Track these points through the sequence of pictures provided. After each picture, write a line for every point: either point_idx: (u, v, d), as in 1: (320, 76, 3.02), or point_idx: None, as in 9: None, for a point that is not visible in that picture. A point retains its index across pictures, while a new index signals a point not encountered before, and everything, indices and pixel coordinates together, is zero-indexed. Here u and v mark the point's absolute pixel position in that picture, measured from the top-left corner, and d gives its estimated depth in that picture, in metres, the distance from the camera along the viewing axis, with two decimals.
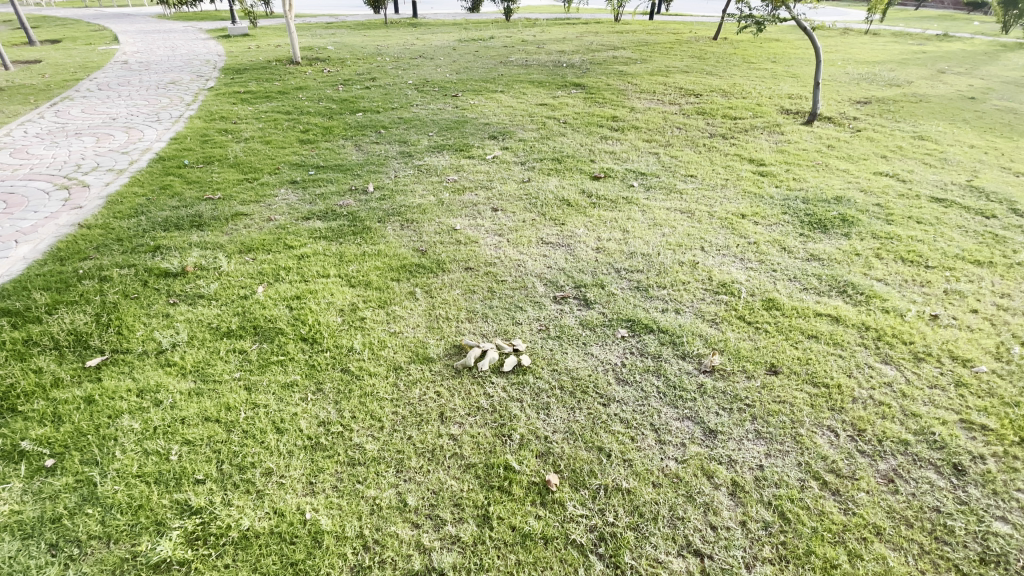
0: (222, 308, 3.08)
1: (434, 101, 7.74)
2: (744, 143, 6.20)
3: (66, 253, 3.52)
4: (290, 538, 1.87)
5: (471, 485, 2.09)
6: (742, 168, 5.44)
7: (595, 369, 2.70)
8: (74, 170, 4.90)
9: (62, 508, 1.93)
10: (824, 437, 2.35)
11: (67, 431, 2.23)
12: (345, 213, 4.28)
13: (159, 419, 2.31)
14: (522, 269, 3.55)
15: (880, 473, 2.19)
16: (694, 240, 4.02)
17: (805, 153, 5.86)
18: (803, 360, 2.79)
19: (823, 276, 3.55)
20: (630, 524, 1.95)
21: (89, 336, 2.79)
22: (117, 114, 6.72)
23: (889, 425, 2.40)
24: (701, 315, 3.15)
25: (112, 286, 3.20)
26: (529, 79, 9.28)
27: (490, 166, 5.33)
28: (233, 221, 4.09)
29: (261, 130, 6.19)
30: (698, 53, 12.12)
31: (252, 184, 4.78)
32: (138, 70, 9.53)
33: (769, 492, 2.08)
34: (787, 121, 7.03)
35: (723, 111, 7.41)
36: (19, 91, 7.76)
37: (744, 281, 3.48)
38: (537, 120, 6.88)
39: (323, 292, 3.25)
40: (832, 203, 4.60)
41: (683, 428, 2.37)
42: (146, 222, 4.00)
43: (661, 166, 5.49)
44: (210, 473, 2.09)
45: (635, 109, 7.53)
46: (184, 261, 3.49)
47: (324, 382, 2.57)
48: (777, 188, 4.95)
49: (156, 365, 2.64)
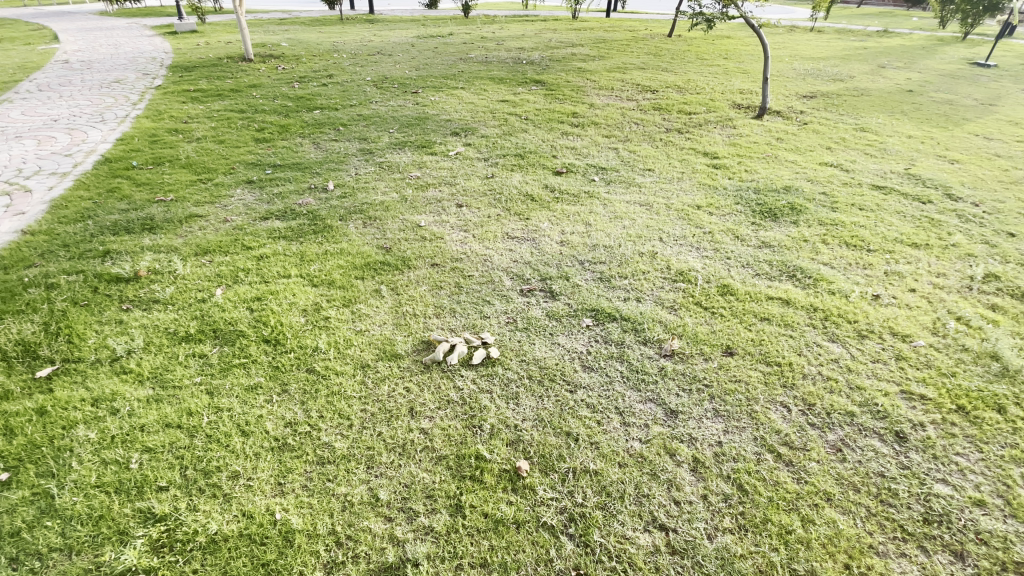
0: (179, 313, 2.98)
1: (393, 98, 7.65)
2: (699, 137, 6.42)
3: (8, 261, 3.33)
4: (260, 539, 1.85)
5: (443, 476, 2.11)
6: (697, 161, 5.63)
7: (561, 358, 2.76)
8: (13, 174, 4.63)
9: (19, 522, 1.84)
10: (777, 412, 2.49)
11: (19, 444, 2.13)
12: (306, 212, 4.21)
13: (117, 427, 2.23)
14: (488, 264, 3.58)
15: (830, 443, 2.33)
16: (653, 231, 4.15)
17: (756, 146, 6.12)
18: (756, 341, 2.93)
19: (773, 262, 3.73)
20: (599, 503, 2.03)
21: (37, 346, 2.65)
22: (57, 115, 6.37)
23: (836, 398, 2.56)
24: (661, 302, 3.27)
25: (60, 293, 3.05)
26: (489, 76, 9.28)
27: (453, 162, 5.33)
28: (187, 223, 3.96)
29: (214, 129, 5.98)
30: (654, 50, 12.41)
31: (206, 185, 4.63)
32: (79, 69, 9.03)
33: (728, 466, 2.20)
34: (738, 115, 7.32)
35: (678, 107, 7.63)
36: None
37: (700, 269, 3.63)
38: (498, 116, 6.91)
39: (284, 292, 3.20)
40: (782, 193, 4.83)
41: (646, 410, 2.46)
42: (94, 226, 3.83)
43: (620, 160, 5.63)
44: (173, 480, 2.03)
45: (595, 105, 7.68)
46: (136, 266, 3.36)
47: (289, 383, 2.54)
48: (730, 180, 5.15)
49: (111, 373, 2.54)
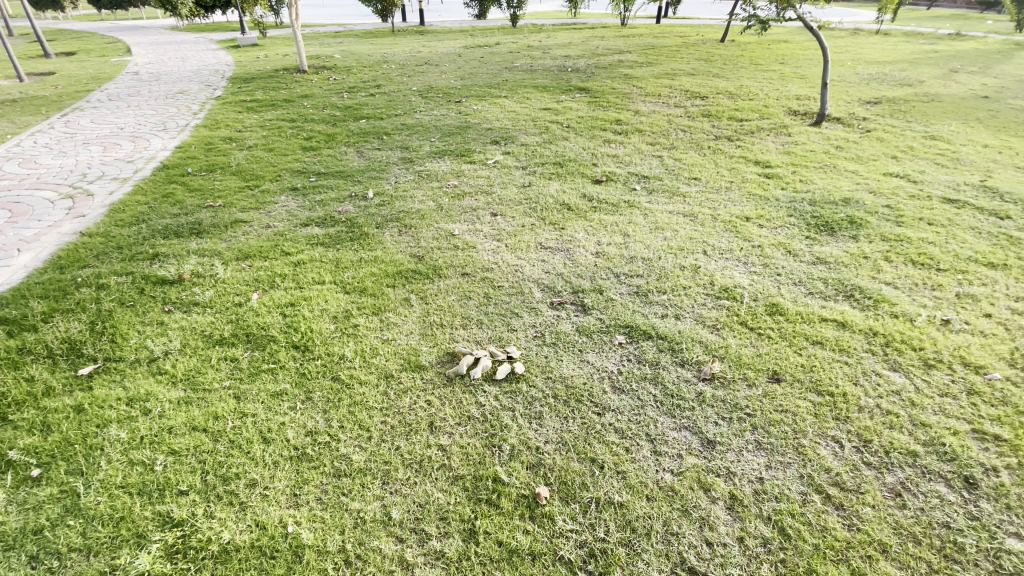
0: (216, 316, 3.06)
1: (437, 107, 7.75)
2: (750, 145, 6.11)
3: (67, 261, 3.54)
4: (270, 552, 1.83)
5: (458, 497, 2.03)
6: (747, 171, 5.34)
7: (590, 377, 2.62)
8: (80, 179, 4.97)
9: (45, 519, 1.90)
10: (828, 447, 2.25)
11: (55, 441, 2.21)
12: (344, 219, 4.27)
13: (147, 429, 2.29)
14: (520, 275, 3.49)
15: (887, 487, 2.08)
16: (696, 243, 3.94)
17: (813, 155, 5.74)
18: (806, 367, 2.69)
19: (828, 280, 3.45)
20: (622, 540, 1.88)
21: (82, 344, 2.78)
22: (125, 124, 6.82)
23: (897, 436, 2.29)
24: (701, 320, 3.07)
25: (109, 294, 3.20)
26: (532, 84, 9.25)
27: (491, 171, 5.30)
28: (232, 228, 4.10)
29: (265, 138, 6.23)
30: (706, 56, 12.03)
31: (253, 191, 4.80)
32: (150, 81, 9.69)
33: (769, 506, 2.00)
34: (794, 122, 6.92)
35: (729, 114, 7.30)
36: (32, 103, 7.91)
37: (747, 285, 3.39)
38: (540, 124, 6.85)
39: (317, 298, 3.22)
40: (840, 205, 4.49)
41: (680, 439, 2.29)
42: (146, 230, 4.02)
43: (664, 169, 5.41)
44: (193, 484, 2.05)
45: (640, 112, 7.47)
46: (180, 269, 3.49)
47: (313, 391, 2.53)
48: (783, 191, 4.84)
49: (147, 374, 2.62)
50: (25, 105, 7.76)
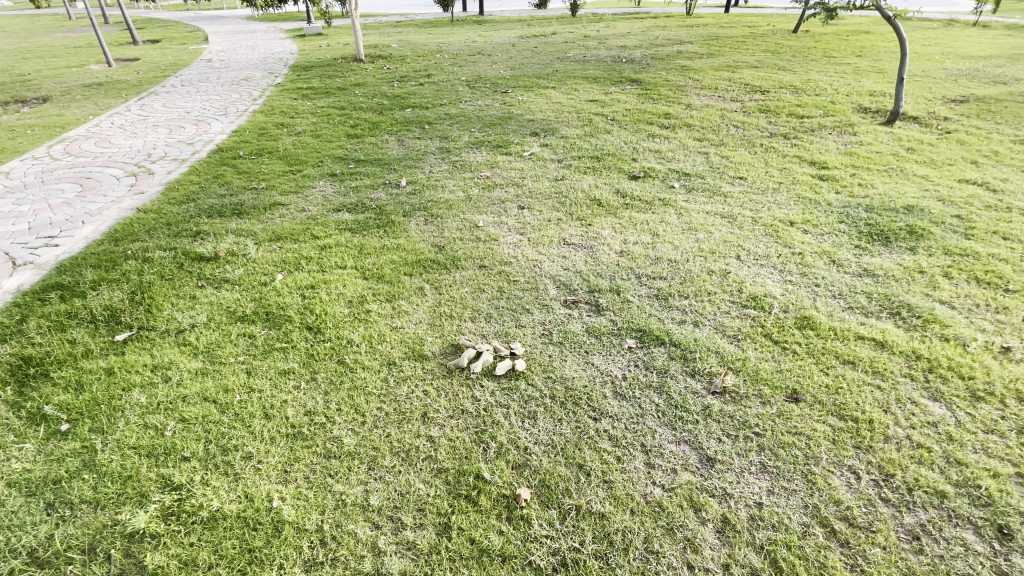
0: (242, 294, 3.22)
1: (483, 97, 7.75)
2: (808, 144, 5.68)
3: (121, 234, 3.84)
4: (253, 524, 1.90)
5: (438, 490, 2.03)
6: (800, 172, 4.97)
7: (592, 380, 2.54)
8: (145, 159, 5.37)
9: (64, 471, 2.07)
10: (841, 477, 2.06)
11: (85, 400, 2.41)
12: (375, 206, 4.36)
13: (164, 395, 2.44)
14: (537, 270, 3.44)
15: (904, 528, 1.88)
16: (730, 247, 3.71)
17: (878, 157, 5.27)
18: (831, 388, 2.47)
19: (873, 294, 3.15)
20: (597, 552, 1.81)
21: (121, 312, 3.00)
22: (191, 108, 7.30)
23: (924, 472, 2.07)
24: (721, 329, 2.89)
25: (152, 267, 3.44)
26: (582, 75, 9.04)
27: (526, 163, 5.24)
28: (270, 210, 4.29)
29: (314, 124, 6.47)
30: (774, 47, 11.30)
31: (295, 175, 5.00)
32: (219, 68, 10.32)
33: (763, 535, 1.86)
34: (862, 120, 6.37)
35: (790, 110, 6.82)
36: (115, 86, 8.62)
37: (779, 295, 3.16)
38: (583, 117, 6.69)
39: (336, 282, 3.32)
40: (900, 213, 4.09)
41: (678, 453, 2.17)
42: (194, 208, 4.29)
43: (709, 166, 5.14)
44: (196, 452, 2.17)
45: (691, 106, 7.13)
46: (218, 247, 3.70)
47: (319, 372, 2.61)
48: (837, 195, 4.47)
49: (173, 344, 2.80)
50: (109, 88, 8.47)
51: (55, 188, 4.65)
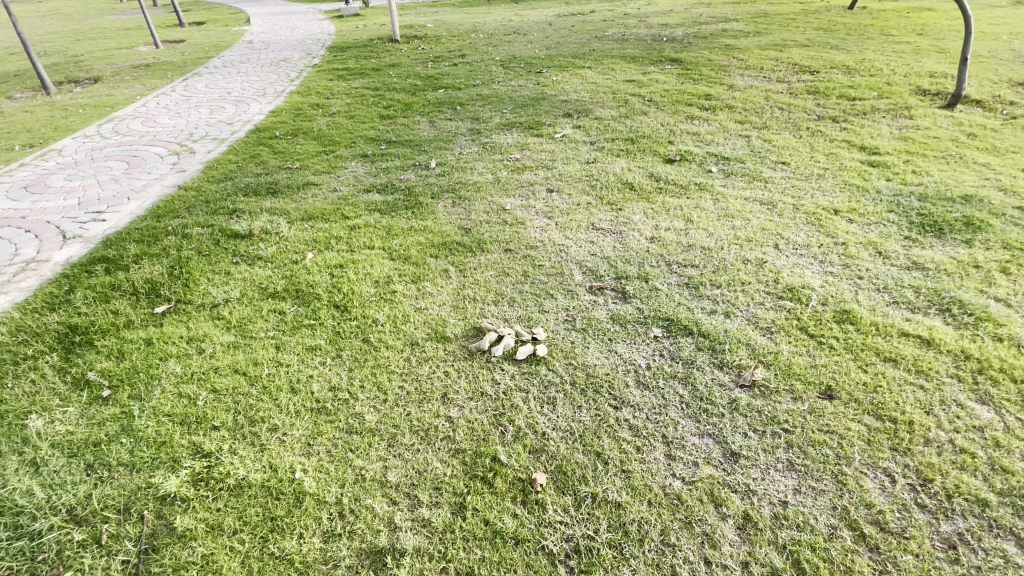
0: (274, 271, 3.29)
1: (517, 77, 7.62)
2: (858, 127, 5.35)
3: (163, 211, 3.99)
4: (276, 493, 1.96)
5: (455, 470, 2.04)
6: (848, 157, 4.69)
7: (614, 368, 2.50)
8: (187, 138, 5.55)
9: (104, 435, 2.18)
10: (874, 480, 1.96)
11: (125, 368, 2.53)
12: (404, 187, 4.38)
13: (198, 366, 2.54)
14: (564, 255, 3.38)
15: (939, 536, 1.78)
16: (768, 235, 3.55)
17: (936, 143, 4.91)
18: (870, 387, 2.35)
19: (921, 289, 2.96)
20: (612, 541, 1.79)
21: (161, 286, 3.13)
22: (232, 89, 7.47)
23: (966, 479, 1.94)
24: (754, 321, 2.78)
25: (190, 243, 3.56)
26: (620, 55, 8.76)
27: (558, 145, 5.14)
28: (303, 190, 4.37)
29: (348, 105, 6.52)
30: (827, 25, 10.65)
31: (328, 156, 5.06)
32: (259, 49, 10.50)
33: (786, 534, 1.79)
34: (920, 103, 5.94)
35: (841, 91, 6.43)
36: (162, 67, 8.91)
37: (818, 286, 3.01)
38: (619, 97, 6.49)
39: (364, 262, 3.36)
40: (957, 203, 3.81)
41: (700, 446, 2.11)
42: (231, 187, 4.41)
43: (749, 150, 4.91)
44: (225, 422, 2.25)
45: (734, 87, 6.82)
46: (252, 225, 3.80)
47: (344, 349, 2.66)
48: (887, 182, 4.20)
49: (208, 317, 2.90)
50: (156, 69, 8.76)
51: (103, 165, 4.87)
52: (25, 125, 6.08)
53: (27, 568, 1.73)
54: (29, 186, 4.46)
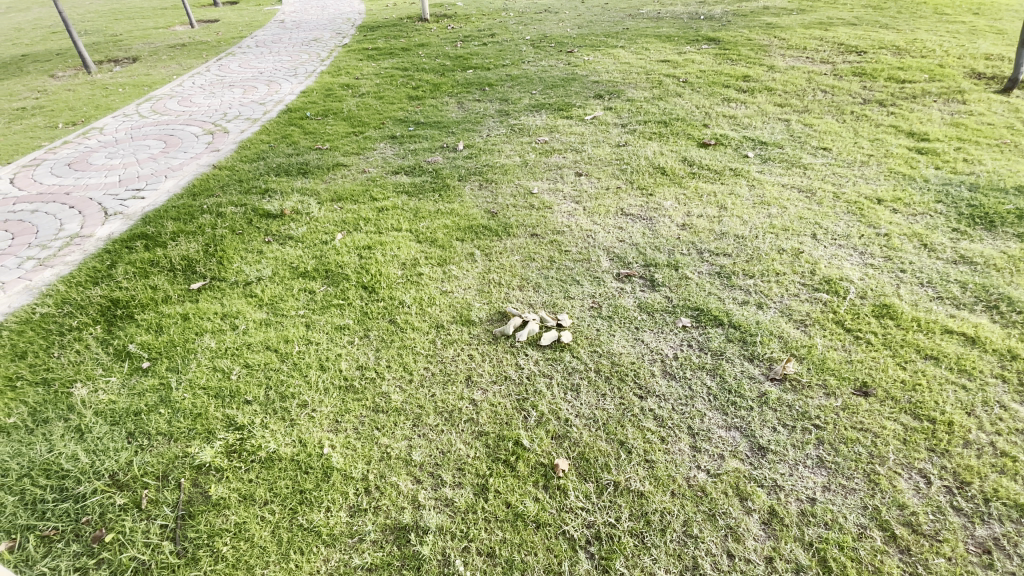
0: (304, 251, 3.35)
1: (547, 57, 7.48)
2: (907, 112, 5.07)
3: (198, 189, 4.09)
4: (305, 467, 2.02)
5: (477, 452, 2.06)
6: (894, 143, 4.46)
7: (640, 358, 2.47)
8: (221, 118, 5.65)
9: (144, 405, 2.28)
10: (908, 480, 1.90)
11: (163, 341, 2.63)
12: (431, 169, 4.37)
13: (232, 342, 2.62)
14: (591, 241, 3.34)
15: (975, 540, 1.71)
16: (805, 224, 3.42)
17: (991, 129, 4.62)
18: (907, 384, 2.26)
19: (968, 284, 2.81)
20: (633, 530, 1.78)
21: (196, 263, 3.22)
22: (264, 69, 7.55)
23: (1006, 484, 1.86)
24: (787, 313, 2.69)
25: (224, 222, 3.65)
26: (655, 34, 8.48)
27: (588, 127, 5.04)
28: (333, 171, 4.41)
29: (378, 86, 6.52)
30: (875, 2, 10.08)
31: (357, 137, 5.09)
32: (291, 29, 10.56)
33: (813, 531, 1.76)
34: (974, 87, 5.59)
35: (889, 73, 6.09)
36: (197, 47, 9.05)
37: (856, 279, 2.89)
38: (653, 78, 6.30)
39: (391, 244, 3.38)
40: (1011, 194, 3.59)
41: (727, 439, 2.08)
42: (263, 166, 4.48)
43: (788, 135, 4.71)
44: (257, 396, 2.32)
45: (774, 68, 6.54)
46: (284, 205, 3.86)
47: (371, 329, 2.69)
48: (936, 171, 3.99)
49: (241, 294, 2.98)
50: (192, 49, 8.91)
51: (142, 144, 5.01)
52: (68, 104, 6.28)
53: (73, 528, 1.83)
54: (72, 163, 4.62)
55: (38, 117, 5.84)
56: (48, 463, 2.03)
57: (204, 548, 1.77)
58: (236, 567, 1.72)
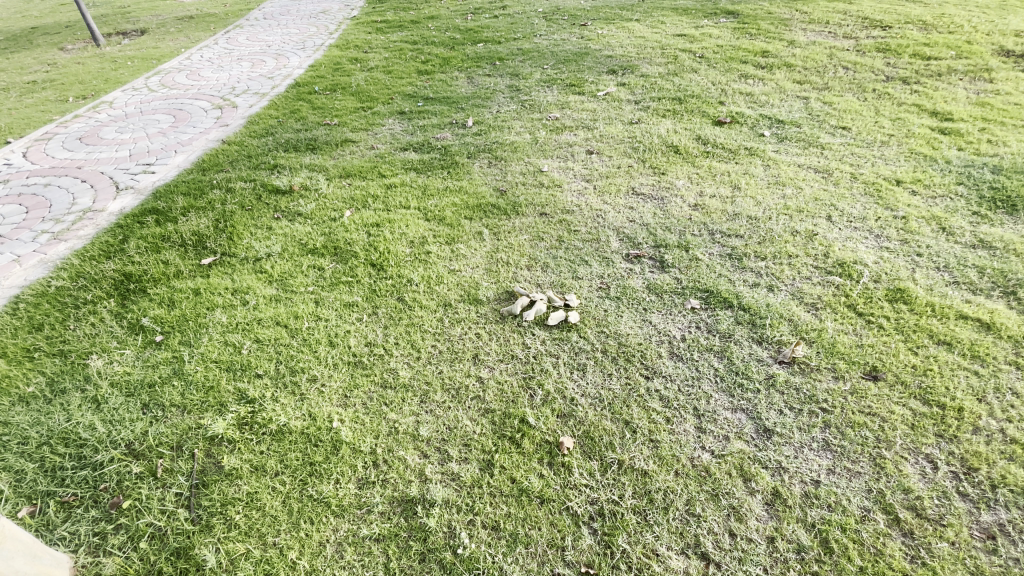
0: (313, 227, 3.35)
1: (560, 30, 7.29)
2: (931, 90, 4.90)
3: (208, 164, 4.10)
4: (314, 441, 2.06)
5: (483, 429, 2.09)
6: (916, 123, 4.33)
7: (647, 339, 2.46)
8: (229, 92, 5.61)
9: (158, 377, 2.33)
10: (915, 465, 1.89)
11: (175, 315, 2.67)
12: (440, 146, 4.33)
13: (242, 317, 2.65)
14: (601, 220, 3.30)
15: (979, 526, 1.71)
16: (821, 206, 3.35)
17: (1017, 109, 4.46)
18: (919, 370, 2.23)
19: (986, 269, 2.75)
20: (636, 507, 1.80)
21: (207, 238, 3.25)
22: (272, 43, 7.45)
23: (1014, 470, 1.85)
24: (799, 296, 2.66)
25: (234, 197, 3.66)
26: (671, 7, 8.20)
27: (600, 103, 4.93)
28: (342, 147, 4.39)
29: (387, 60, 6.41)
30: None
31: (366, 112, 5.03)
32: None
33: (816, 513, 1.76)
34: (1003, 65, 5.38)
35: (915, 49, 5.86)
36: (205, 19, 8.92)
37: (871, 263, 2.84)
38: (668, 53, 6.13)
39: (399, 222, 3.37)
40: None
41: (733, 421, 2.08)
42: (272, 142, 4.46)
43: (807, 113, 4.58)
44: (268, 370, 2.35)
45: (794, 42, 6.33)
46: (293, 180, 3.85)
47: (380, 307, 2.71)
48: (958, 152, 3.87)
49: (251, 270, 2.99)
50: (200, 21, 8.79)
51: (152, 118, 5.00)
52: (79, 77, 6.27)
53: (91, 495, 1.89)
54: (84, 137, 4.64)
55: (49, 91, 5.85)
56: (66, 432, 2.09)
57: (218, 516, 1.82)
58: (249, 534, 1.77)
